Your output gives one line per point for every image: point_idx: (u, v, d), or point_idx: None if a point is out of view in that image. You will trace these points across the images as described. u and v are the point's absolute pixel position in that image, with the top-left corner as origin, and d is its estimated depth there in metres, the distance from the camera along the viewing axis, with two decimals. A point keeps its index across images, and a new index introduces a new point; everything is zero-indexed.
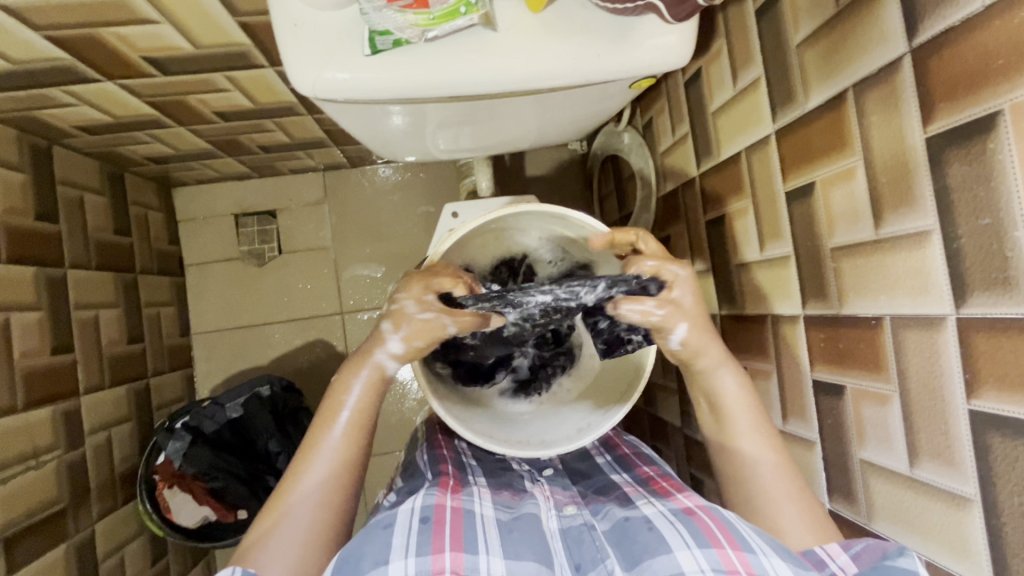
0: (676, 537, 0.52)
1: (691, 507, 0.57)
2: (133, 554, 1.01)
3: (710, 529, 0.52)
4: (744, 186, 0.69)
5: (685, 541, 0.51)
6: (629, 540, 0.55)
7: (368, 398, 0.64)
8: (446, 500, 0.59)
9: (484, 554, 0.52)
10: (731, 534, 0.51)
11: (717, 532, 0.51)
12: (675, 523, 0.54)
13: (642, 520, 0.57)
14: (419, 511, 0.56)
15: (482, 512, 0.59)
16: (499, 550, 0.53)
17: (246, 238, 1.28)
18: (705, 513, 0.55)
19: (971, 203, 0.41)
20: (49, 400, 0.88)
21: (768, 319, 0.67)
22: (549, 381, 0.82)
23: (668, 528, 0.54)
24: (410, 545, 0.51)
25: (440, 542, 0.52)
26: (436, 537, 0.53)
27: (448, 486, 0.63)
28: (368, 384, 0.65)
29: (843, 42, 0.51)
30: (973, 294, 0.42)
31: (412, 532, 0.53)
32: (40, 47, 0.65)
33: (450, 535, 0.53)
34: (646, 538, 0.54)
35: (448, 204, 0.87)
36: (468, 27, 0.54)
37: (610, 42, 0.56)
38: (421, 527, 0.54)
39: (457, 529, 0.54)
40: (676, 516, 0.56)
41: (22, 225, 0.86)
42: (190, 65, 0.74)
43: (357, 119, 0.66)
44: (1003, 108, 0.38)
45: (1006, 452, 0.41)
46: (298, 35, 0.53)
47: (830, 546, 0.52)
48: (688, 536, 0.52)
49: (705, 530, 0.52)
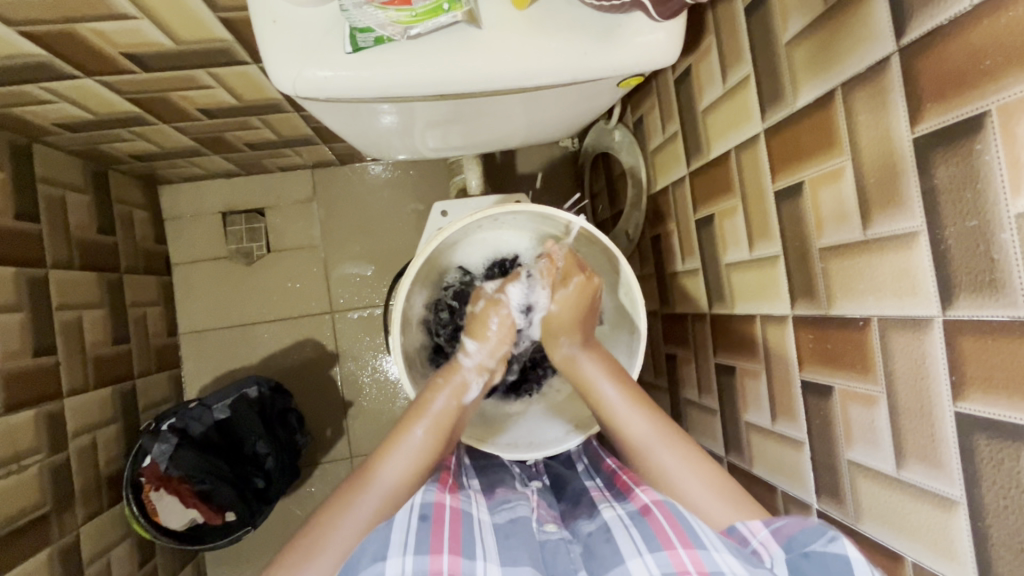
0: (628, 543, 0.51)
1: (648, 505, 0.56)
2: (119, 557, 1.00)
3: (663, 529, 0.51)
4: (733, 185, 0.68)
5: (638, 547, 0.50)
6: (591, 554, 0.53)
7: (454, 401, 0.67)
8: (445, 498, 0.58)
9: (481, 560, 0.51)
10: (682, 531, 0.50)
11: (669, 527, 0.51)
12: (630, 527, 0.54)
13: (603, 529, 0.55)
14: (418, 507, 0.56)
15: (478, 517, 0.58)
16: (495, 557, 0.53)
17: (234, 237, 1.26)
18: (660, 509, 0.54)
19: (959, 204, 0.41)
20: (31, 402, 0.86)
21: (758, 320, 0.67)
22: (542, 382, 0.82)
23: (623, 534, 0.53)
24: (408, 543, 0.51)
25: (438, 543, 0.52)
26: (435, 537, 0.52)
27: (447, 483, 0.62)
28: (454, 387, 0.67)
29: (832, 40, 0.50)
30: (960, 296, 0.41)
31: (411, 529, 0.53)
32: (15, 43, 0.64)
33: (448, 537, 0.53)
34: (604, 551, 0.52)
35: (437, 202, 0.86)
36: (452, 24, 0.53)
37: (597, 39, 0.55)
38: (420, 525, 0.54)
39: (454, 530, 0.54)
40: (632, 518, 0.55)
41: (2, 225, 0.85)
42: (171, 61, 0.72)
43: (342, 117, 0.65)
44: (991, 109, 0.37)
45: (992, 455, 0.40)
46: (278, 32, 0.52)
47: (752, 522, 0.53)
48: (641, 541, 0.51)
49: (657, 530, 0.52)
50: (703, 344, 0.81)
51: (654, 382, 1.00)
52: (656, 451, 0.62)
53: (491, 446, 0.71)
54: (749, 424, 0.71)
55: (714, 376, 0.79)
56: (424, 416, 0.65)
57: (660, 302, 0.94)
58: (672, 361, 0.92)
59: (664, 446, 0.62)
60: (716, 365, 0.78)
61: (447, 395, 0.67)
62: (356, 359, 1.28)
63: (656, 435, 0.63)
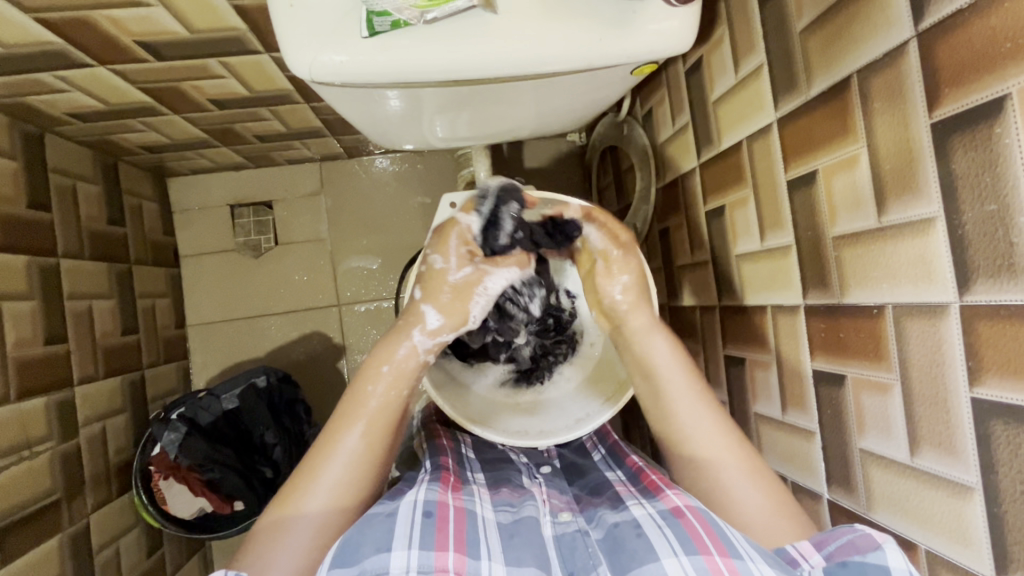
0: (663, 543, 0.51)
1: (680, 507, 0.56)
2: (128, 546, 1.01)
3: (698, 533, 0.51)
4: (744, 176, 0.68)
5: (673, 547, 0.50)
6: (619, 548, 0.54)
7: (393, 393, 0.62)
8: (448, 498, 0.58)
9: (486, 559, 0.51)
10: (719, 541, 0.50)
11: (704, 535, 0.51)
12: (663, 528, 0.53)
13: (631, 525, 0.56)
14: (422, 505, 0.55)
15: (483, 514, 0.58)
16: (501, 557, 0.53)
17: (242, 229, 1.28)
18: (694, 515, 0.54)
19: (977, 189, 0.41)
20: (43, 390, 0.87)
21: (768, 310, 0.67)
22: (553, 369, 0.80)
23: (657, 535, 0.52)
24: (412, 538, 0.51)
25: (443, 541, 0.51)
26: (439, 536, 0.52)
27: (449, 482, 0.61)
28: (394, 371, 0.63)
29: (848, 27, 0.50)
30: (977, 281, 0.41)
31: (415, 525, 0.52)
32: (29, 30, 0.64)
33: (452, 535, 0.53)
34: (634, 545, 0.53)
35: (446, 193, 0.86)
36: (467, 9, 0.53)
37: (612, 26, 0.56)
38: (424, 521, 0.53)
39: (459, 528, 0.54)
40: (665, 518, 0.55)
41: (14, 213, 0.85)
42: (184, 49, 0.72)
43: (353, 103, 0.65)
44: (1011, 92, 0.37)
45: (1009, 440, 0.40)
46: (294, 16, 0.52)
47: (802, 545, 0.52)
48: (675, 541, 0.51)
49: (693, 533, 0.51)
50: (712, 335, 0.81)
51: None
52: (725, 468, 0.60)
53: (500, 435, 0.69)
54: (759, 415, 0.71)
55: (723, 368, 0.79)
56: (358, 416, 0.61)
57: (669, 295, 0.94)
58: None
59: (734, 463, 0.60)
60: (725, 356, 0.78)
61: (386, 386, 0.62)
62: (362, 351, 1.28)
63: (727, 451, 0.61)
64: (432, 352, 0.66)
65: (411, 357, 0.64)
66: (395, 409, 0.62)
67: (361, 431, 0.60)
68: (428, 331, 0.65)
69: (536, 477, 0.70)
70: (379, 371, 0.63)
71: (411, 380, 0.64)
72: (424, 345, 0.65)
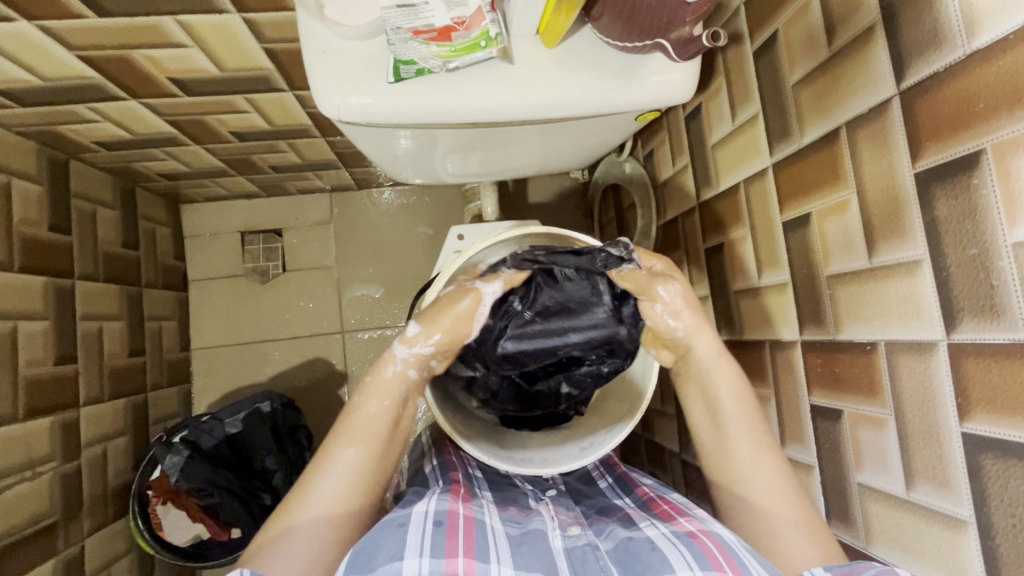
0: (679, 558, 0.51)
1: (694, 530, 0.56)
2: (121, 570, 1.00)
3: (712, 552, 0.51)
4: (742, 216, 0.72)
5: (687, 562, 0.50)
6: (633, 558, 0.54)
7: (385, 407, 0.61)
8: (459, 507, 0.57)
9: (496, 563, 0.51)
10: (732, 560, 0.50)
11: (719, 555, 0.51)
12: (678, 545, 0.53)
13: (646, 539, 0.56)
14: (433, 514, 0.55)
15: (491, 524, 0.58)
16: (510, 561, 0.52)
17: (251, 255, 1.30)
18: (709, 537, 0.54)
19: (959, 235, 0.44)
20: (49, 410, 0.88)
21: (766, 346, 0.69)
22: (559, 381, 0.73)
23: (671, 550, 0.53)
24: (424, 547, 0.50)
25: (453, 548, 0.51)
26: (450, 543, 0.51)
27: (459, 494, 0.61)
28: (387, 387, 0.61)
29: (836, 84, 0.54)
30: (963, 321, 0.44)
31: (426, 534, 0.52)
32: (71, 66, 0.68)
33: (462, 542, 0.52)
34: (650, 557, 0.53)
35: (454, 226, 0.90)
36: (486, 59, 0.57)
37: (619, 76, 0.60)
38: (435, 530, 0.52)
39: (469, 536, 0.53)
40: (679, 538, 0.55)
41: (36, 235, 0.88)
42: (213, 86, 0.76)
43: (367, 141, 0.69)
44: (986, 147, 0.41)
45: (998, 473, 0.42)
46: (327, 62, 0.56)
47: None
48: (691, 558, 0.51)
49: (707, 552, 0.51)
50: None
51: (659, 409, 0.98)
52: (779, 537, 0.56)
53: (505, 462, 0.69)
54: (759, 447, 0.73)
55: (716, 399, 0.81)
56: (353, 433, 0.59)
57: None
58: (680, 388, 0.90)
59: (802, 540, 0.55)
60: None
61: (379, 400, 0.61)
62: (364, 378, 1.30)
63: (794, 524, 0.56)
64: (411, 364, 0.62)
65: (390, 367, 0.62)
66: (387, 423, 0.60)
67: (354, 447, 0.59)
68: (405, 339, 0.62)
69: (542, 499, 0.70)
70: (365, 383, 0.62)
71: (399, 400, 0.61)
72: (402, 356, 0.62)
